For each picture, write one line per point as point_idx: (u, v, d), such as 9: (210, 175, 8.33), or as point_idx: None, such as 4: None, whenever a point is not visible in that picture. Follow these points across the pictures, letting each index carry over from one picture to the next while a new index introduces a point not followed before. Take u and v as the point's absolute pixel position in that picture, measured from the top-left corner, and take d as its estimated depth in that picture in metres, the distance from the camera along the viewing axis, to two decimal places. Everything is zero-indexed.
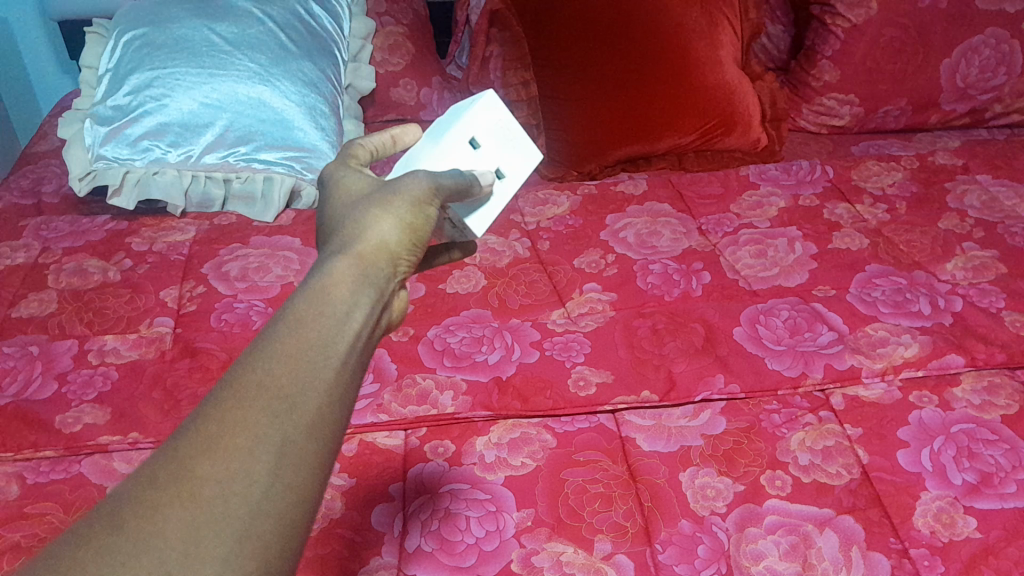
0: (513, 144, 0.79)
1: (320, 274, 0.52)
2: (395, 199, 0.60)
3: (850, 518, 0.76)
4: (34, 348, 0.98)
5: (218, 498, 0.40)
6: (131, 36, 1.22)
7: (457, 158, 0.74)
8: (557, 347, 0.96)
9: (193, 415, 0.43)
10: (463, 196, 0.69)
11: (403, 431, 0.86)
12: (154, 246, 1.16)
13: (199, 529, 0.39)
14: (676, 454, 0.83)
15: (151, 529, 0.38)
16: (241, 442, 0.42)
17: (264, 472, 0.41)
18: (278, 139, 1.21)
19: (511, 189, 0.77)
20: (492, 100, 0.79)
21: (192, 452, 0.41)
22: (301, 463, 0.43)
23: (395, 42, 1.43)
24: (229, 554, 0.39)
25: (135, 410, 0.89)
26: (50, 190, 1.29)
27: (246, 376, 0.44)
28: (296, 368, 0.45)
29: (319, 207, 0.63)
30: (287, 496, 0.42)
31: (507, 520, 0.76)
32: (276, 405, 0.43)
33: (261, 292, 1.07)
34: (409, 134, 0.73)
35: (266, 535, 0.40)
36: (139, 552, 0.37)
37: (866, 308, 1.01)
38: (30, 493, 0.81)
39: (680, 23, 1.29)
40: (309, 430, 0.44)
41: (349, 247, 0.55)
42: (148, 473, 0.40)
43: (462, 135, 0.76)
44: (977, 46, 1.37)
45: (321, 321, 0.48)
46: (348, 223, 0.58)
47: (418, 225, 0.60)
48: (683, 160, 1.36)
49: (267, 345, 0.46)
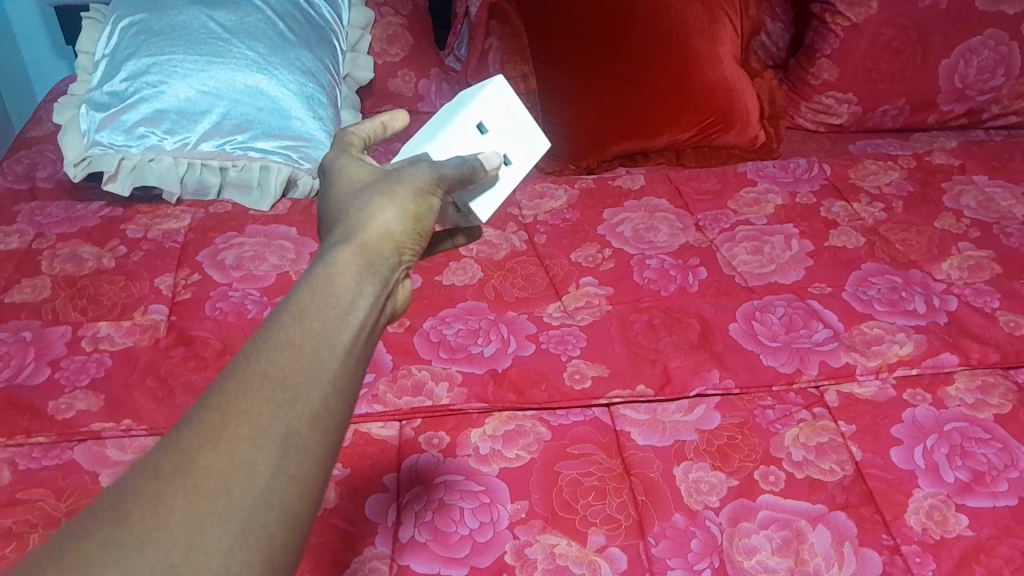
0: (521, 130, 0.78)
1: (323, 264, 0.52)
2: (397, 190, 0.60)
3: (842, 514, 0.77)
4: (28, 334, 0.97)
5: (221, 490, 0.40)
6: (128, 23, 1.21)
7: (461, 143, 0.74)
8: (552, 340, 0.96)
9: (196, 406, 0.43)
10: (467, 183, 0.68)
11: (398, 422, 0.86)
12: (149, 233, 1.15)
13: (204, 521, 0.39)
14: (671, 448, 0.83)
15: (154, 521, 0.38)
16: (245, 434, 0.42)
17: (268, 463, 0.41)
18: (275, 128, 1.20)
19: (515, 176, 0.77)
20: (501, 86, 0.78)
21: (194, 444, 0.41)
22: (305, 454, 0.42)
23: (394, 33, 1.43)
24: (233, 546, 0.39)
25: (129, 397, 0.89)
26: (44, 175, 1.28)
27: (249, 367, 0.44)
28: (299, 358, 0.45)
29: (321, 197, 0.63)
30: (291, 487, 0.41)
31: (501, 512, 0.77)
32: (279, 396, 0.43)
33: (257, 281, 1.06)
34: (398, 120, 0.73)
35: (270, 526, 0.40)
36: (142, 545, 0.37)
37: (862, 307, 1.01)
38: (22, 480, 0.80)
39: (681, 20, 1.29)
40: (313, 421, 0.44)
41: (352, 238, 0.55)
42: (150, 464, 0.40)
43: (469, 121, 0.76)
44: (976, 47, 1.38)
45: (324, 312, 0.48)
46: (351, 213, 0.58)
47: (421, 216, 0.60)
48: (681, 156, 1.36)
49: (271, 335, 0.46)
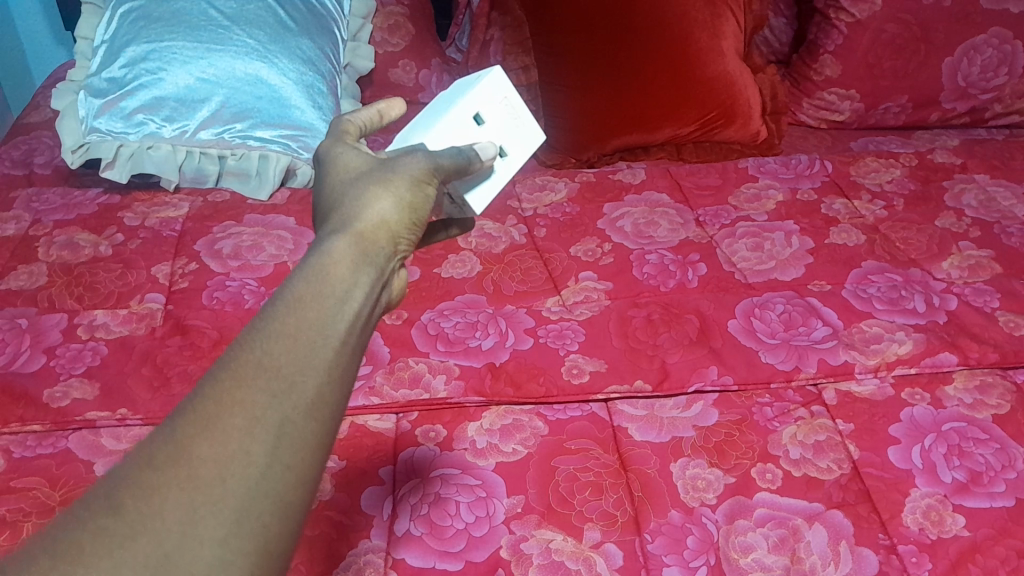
0: (517, 123, 0.78)
1: (319, 253, 0.51)
2: (394, 180, 0.60)
3: (839, 513, 0.77)
4: (23, 321, 0.97)
5: (216, 479, 0.39)
6: (126, 8, 1.19)
7: (459, 133, 0.74)
8: (551, 334, 0.95)
9: (190, 395, 0.42)
10: (462, 174, 0.68)
11: (395, 415, 0.86)
12: (146, 221, 1.14)
13: (198, 511, 0.38)
14: (668, 444, 0.83)
15: (149, 511, 0.38)
16: (239, 423, 0.41)
17: (263, 452, 0.41)
18: (274, 117, 1.19)
19: (510, 169, 0.77)
20: (499, 79, 0.78)
21: (188, 433, 0.40)
22: (300, 444, 0.42)
23: (395, 23, 1.42)
24: (227, 535, 0.38)
25: (125, 386, 0.88)
26: (41, 161, 1.27)
27: (244, 356, 0.44)
28: (294, 348, 0.45)
29: (316, 186, 0.62)
30: (286, 477, 0.41)
31: (497, 506, 0.76)
32: (274, 385, 0.43)
33: (254, 271, 1.06)
34: (395, 109, 0.73)
35: (264, 516, 0.40)
36: (137, 534, 0.37)
37: (861, 305, 1.01)
38: (16, 468, 0.80)
39: (684, 13, 1.28)
40: (308, 409, 0.43)
41: (348, 226, 0.54)
42: (144, 453, 0.40)
43: (466, 111, 0.75)
44: (979, 46, 1.37)
45: (320, 301, 0.48)
46: (347, 202, 0.57)
47: (417, 206, 0.59)
48: (682, 150, 1.35)
49: (265, 324, 0.45)
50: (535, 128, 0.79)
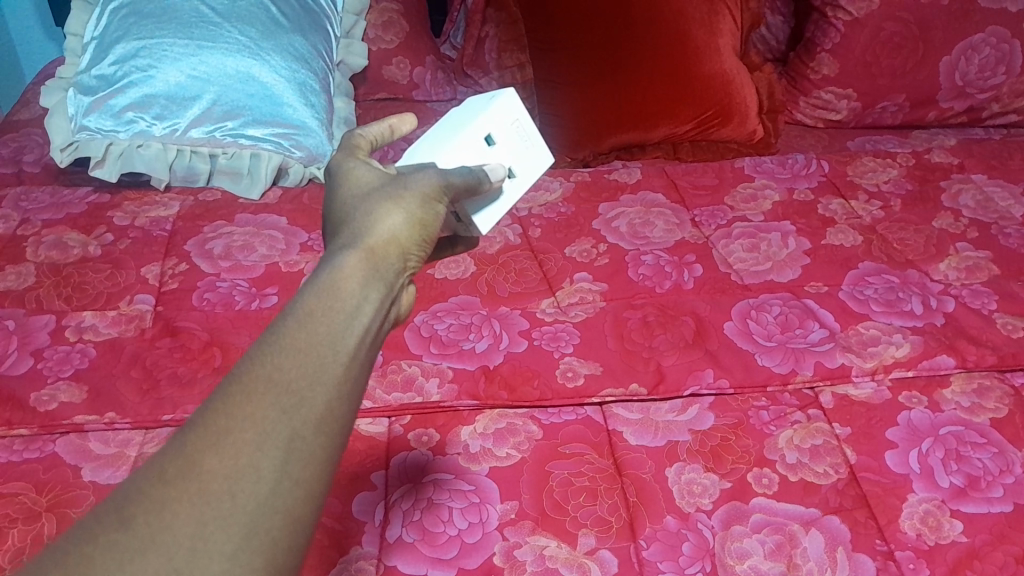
0: (528, 146, 0.77)
1: (330, 267, 0.50)
2: (406, 195, 0.58)
3: (835, 519, 0.76)
4: (10, 323, 0.95)
5: (226, 494, 0.38)
6: (117, 4, 1.18)
7: (470, 152, 0.73)
8: (545, 337, 0.94)
9: (200, 409, 0.41)
10: (472, 193, 0.67)
11: (386, 419, 0.85)
12: (136, 221, 1.13)
13: (208, 526, 0.37)
14: (663, 448, 0.82)
15: (159, 525, 0.37)
16: (249, 437, 0.40)
17: (272, 468, 0.40)
18: (266, 115, 1.18)
19: (520, 189, 0.75)
20: (513, 100, 0.77)
21: (198, 447, 0.39)
22: (309, 459, 0.41)
23: (389, 19, 1.40)
24: (236, 550, 0.37)
25: (113, 389, 0.87)
26: (30, 159, 1.25)
27: (255, 372, 0.42)
28: (305, 362, 0.44)
29: (327, 198, 0.61)
30: (295, 492, 0.40)
31: (490, 512, 0.75)
32: (285, 400, 0.42)
33: (244, 271, 1.04)
34: (406, 123, 0.70)
35: (274, 530, 0.39)
36: (147, 549, 0.36)
37: (858, 307, 1.00)
38: (3, 473, 0.79)
39: (679, 10, 1.27)
40: (317, 425, 0.42)
41: (359, 241, 0.53)
42: (155, 467, 0.39)
43: (477, 133, 0.74)
44: (977, 44, 1.36)
45: (331, 316, 0.46)
46: (358, 215, 0.56)
47: (427, 221, 0.58)
48: (678, 149, 1.34)
49: (276, 338, 0.44)
50: (546, 149, 0.78)
